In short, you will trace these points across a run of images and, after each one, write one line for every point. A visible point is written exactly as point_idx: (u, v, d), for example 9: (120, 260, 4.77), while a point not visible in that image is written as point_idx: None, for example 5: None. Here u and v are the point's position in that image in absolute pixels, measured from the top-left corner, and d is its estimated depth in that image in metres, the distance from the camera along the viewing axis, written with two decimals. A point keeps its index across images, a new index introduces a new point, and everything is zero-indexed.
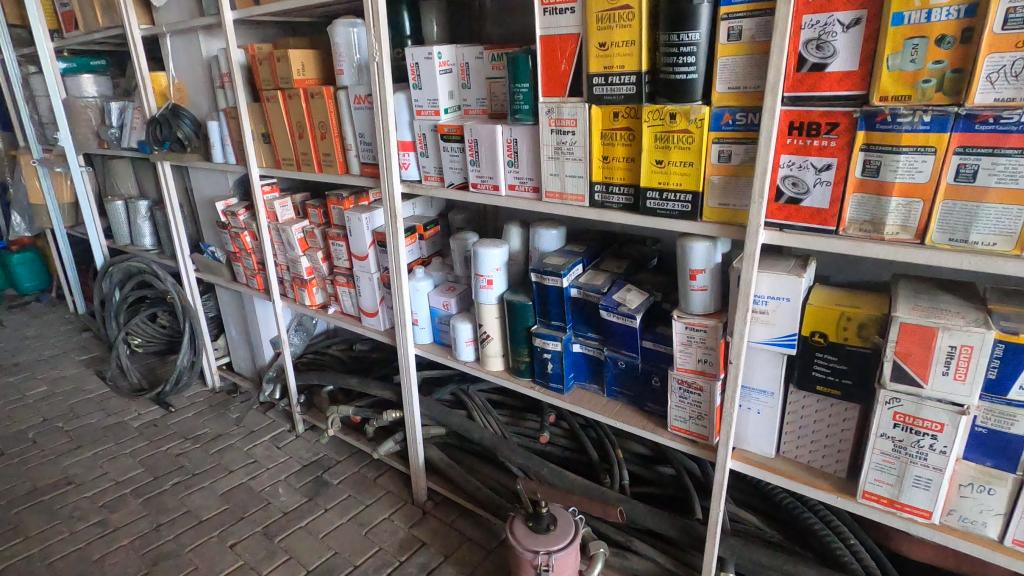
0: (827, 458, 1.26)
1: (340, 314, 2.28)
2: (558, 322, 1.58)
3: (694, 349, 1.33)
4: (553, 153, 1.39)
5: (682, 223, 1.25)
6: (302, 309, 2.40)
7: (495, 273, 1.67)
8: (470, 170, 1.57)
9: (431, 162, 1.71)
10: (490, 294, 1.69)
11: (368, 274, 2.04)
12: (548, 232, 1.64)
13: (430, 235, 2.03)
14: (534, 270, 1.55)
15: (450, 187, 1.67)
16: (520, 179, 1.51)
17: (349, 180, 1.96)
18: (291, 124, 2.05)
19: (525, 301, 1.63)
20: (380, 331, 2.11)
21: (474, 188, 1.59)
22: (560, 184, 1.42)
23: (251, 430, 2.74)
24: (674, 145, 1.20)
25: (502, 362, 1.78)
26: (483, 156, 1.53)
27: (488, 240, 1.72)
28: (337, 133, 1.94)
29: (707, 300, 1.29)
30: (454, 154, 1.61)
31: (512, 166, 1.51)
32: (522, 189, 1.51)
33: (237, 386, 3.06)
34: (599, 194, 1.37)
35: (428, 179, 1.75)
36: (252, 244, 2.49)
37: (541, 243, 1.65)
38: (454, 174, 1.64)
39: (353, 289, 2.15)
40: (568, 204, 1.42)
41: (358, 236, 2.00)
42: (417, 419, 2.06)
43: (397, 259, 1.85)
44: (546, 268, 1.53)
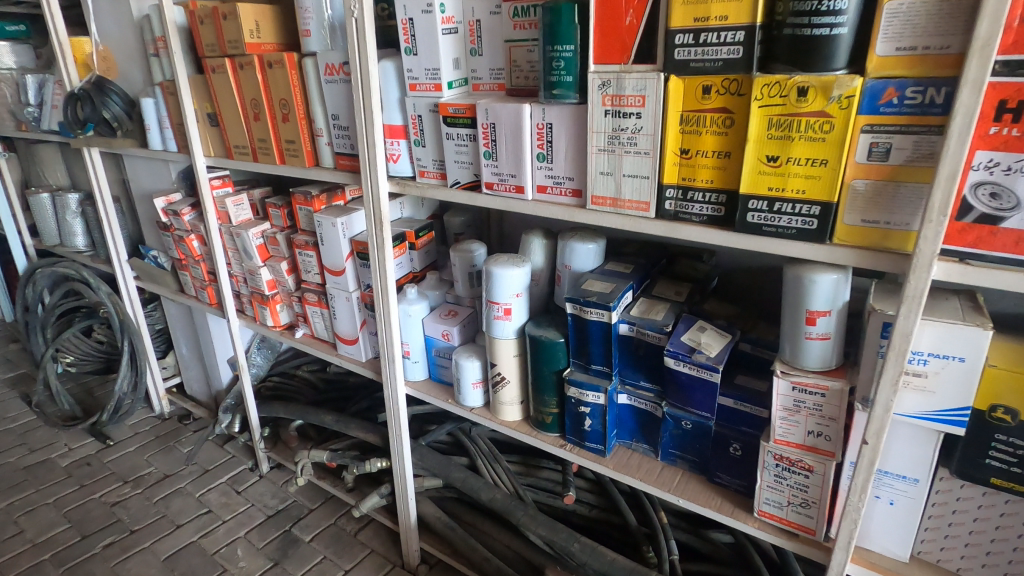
0: (989, 567, 0.93)
1: (311, 338, 1.86)
2: (601, 367, 1.20)
3: (803, 417, 0.97)
4: (607, 144, 1.01)
5: (801, 246, 0.88)
6: (263, 330, 1.97)
7: (516, 299, 1.28)
8: (484, 165, 1.18)
9: (429, 153, 1.30)
10: (508, 326, 1.30)
11: (345, 293, 1.63)
12: (584, 247, 1.27)
13: (423, 244, 1.64)
14: (569, 298, 1.16)
15: (455, 188, 1.27)
16: (554, 179, 1.11)
17: (319, 174, 1.54)
18: (244, 102, 1.61)
19: (555, 337, 1.24)
20: (360, 361, 1.70)
21: (489, 189, 1.20)
22: (613, 187, 1.03)
23: (205, 469, 2.31)
24: (798, 135, 0.83)
25: (520, 410, 1.40)
26: (503, 147, 1.13)
27: (503, 254, 1.33)
28: (304, 115, 1.51)
29: (828, 352, 0.93)
30: (462, 143, 1.21)
31: (543, 161, 1.11)
32: (556, 191, 1.12)
33: (190, 413, 2.61)
34: (671, 203, 0.99)
35: (425, 175, 1.34)
36: (200, 249, 2.04)
37: (574, 260, 1.28)
38: (461, 171, 1.24)
39: (326, 309, 1.73)
40: (625, 214, 1.04)
41: (332, 246, 1.59)
42: (409, 471, 1.67)
43: (384, 279, 1.45)
44: (588, 297, 1.15)
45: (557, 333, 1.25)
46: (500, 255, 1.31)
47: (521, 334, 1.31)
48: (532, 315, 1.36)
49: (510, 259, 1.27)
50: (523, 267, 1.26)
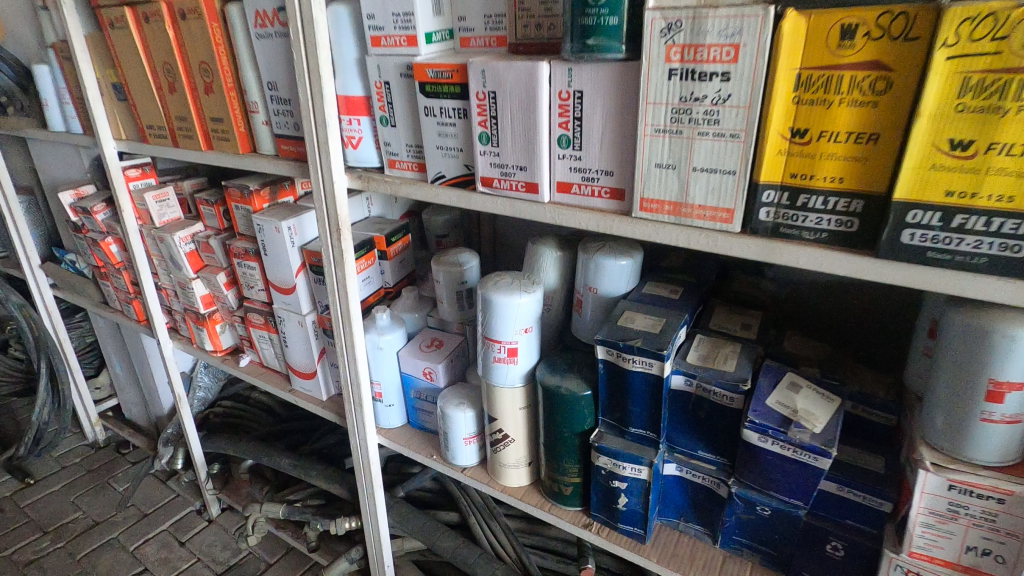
0: None
1: (259, 367, 1.50)
2: (644, 431, 0.88)
3: (962, 528, 0.66)
4: (670, 122, 0.67)
5: (991, 283, 0.56)
6: (201, 354, 1.60)
7: (524, 336, 0.94)
8: (479, 153, 0.83)
9: (401, 135, 0.95)
10: (512, 372, 0.96)
11: (297, 317, 1.27)
12: (615, 263, 0.94)
13: (397, 252, 1.29)
14: (601, 340, 0.83)
15: (439, 184, 0.91)
16: (583, 174, 0.77)
17: (256, 163, 1.16)
18: (156, 68, 1.23)
19: (579, 388, 0.91)
20: (320, 399, 1.35)
21: (487, 187, 0.85)
22: (677, 186, 0.69)
23: (142, 514, 1.95)
24: (1014, 106, 0.50)
25: (527, 473, 1.07)
26: (509, 127, 0.79)
27: (504, 271, 0.98)
28: (232, 84, 1.13)
29: (1014, 441, 0.61)
30: (447, 120, 0.86)
31: (566, 147, 0.77)
32: (585, 190, 0.78)
33: (127, 441, 2.23)
34: (769, 212, 0.65)
35: (397, 166, 0.98)
36: (120, 255, 1.65)
37: (601, 282, 0.95)
38: (446, 161, 0.89)
39: (275, 334, 1.37)
40: (692, 227, 0.70)
41: (278, 257, 1.22)
42: (385, 536, 1.34)
43: (346, 303, 1.10)
44: (629, 340, 0.81)
45: (580, 382, 0.92)
46: (500, 274, 0.97)
47: (529, 380, 0.98)
48: (543, 351, 1.03)
49: (515, 282, 0.93)
50: (533, 292, 0.92)
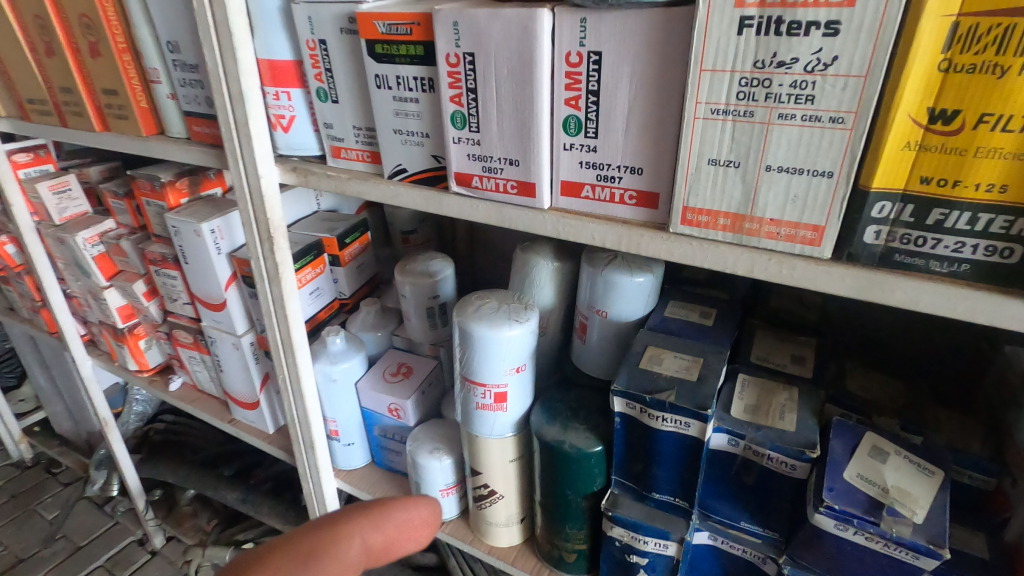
0: None
1: (194, 390, 1.26)
2: (672, 498, 0.69)
3: None
4: (738, 99, 0.45)
5: None
6: (125, 374, 1.35)
7: (516, 377, 0.73)
8: (453, 141, 0.60)
9: (346, 113, 0.71)
10: (501, 420, 0.75)
11: (231, 338, 1.03)
12: (630, 281, 0.73)
13: (353, 255, 1.05)
14: (619, 391, 0.63)
15: (399, 180, 0.68)
16: (600, 172, 0.55)
17: (163, 148, 0.90)
18: (25, 24, 0.94)
19: (588, 443, 0.71)
20: (266, 432, 1.13)
21: (465, 187, 0.63)
22: (742, 192, 0.48)
23: (75, 548, 1.70)
24: None
25: (519, 531, 0.88)
26: (495, 104, 0.56)
27: (486, 290, 0.77)
28: (124, 44, 0.86)
29: None
30: (407, 94, 0.62)
31: (575, 133, 0.55)
32: (602, 193, 0.56)
33: (57, 462, 1.97)
34: (879, 232, 0.45)
35: (342, 155, 0.74)
36: (19, 258, 1.37)
37: (613, 304, 0.75)
38: (407, 150, 0.66)
39: (207, 355, 1.13)
40: (759, 249, 0.50)
41: (201, 266, 0.98)
42: None
43: (287, 329, 0.87)
44: (659, 394, 0.61)
45: (588, 435, 0.72)
46: (482, 295, 0.75)
47: (521, 428, 0.78)
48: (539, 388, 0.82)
49: (503, 309, 0.71)
50: (527, 322, 0.71)
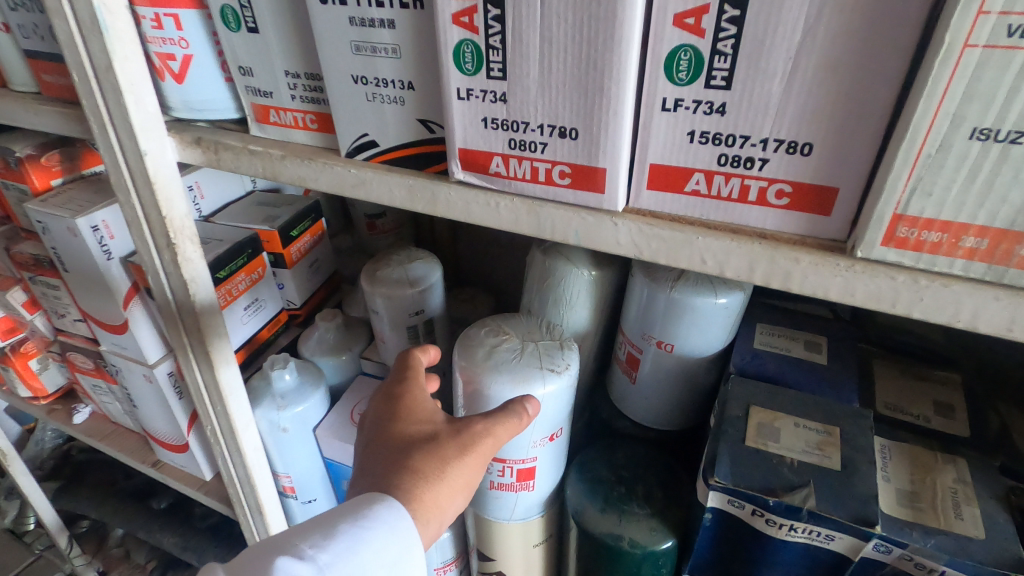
0: None
1: (108, 422, 0.99)
2: None
3: None
4: None
5: None
6: (14, 401, 1.06)
7: (546, 449, 0.50)
8: (458, 95, 0.35)
9: (271, 49, 0.44)
10: (524, 502, 0.53)
11: (140, 369, 0.76)
12: (710, 303, 0.50)
13: (303, 251, 0.79)
14: (722, 488, 0.41)
15: (364, 160, 0.43)
16: (726, 150, 0.31)
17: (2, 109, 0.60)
18: None
19: (653, 538, 0.49)
20: (203, 479, 0.88)
21: (478, 173, 0.38)
22: None
23: None
24: None
25: None
26: (539, 26, 0.31)
27: (499, 320, 0.53)
28: None
29: None
30: (372, 11, 0.36)
31: (688, 77, 0.30)
32: (725, 187, 0.32)
33: None
34: None
35: (272, 118, 0.47)
36: None
37: (682, 335, 0.52)
38: (377, 110, 0.40)
39: (115, 385, 0.86)
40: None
41: (85, 276, 0.70)
42: None
43: (209, 368, 0.62)
44: (785, 495, 0.39)
45: (654, 525, 0.50)
46: (495, 329, 0.52)
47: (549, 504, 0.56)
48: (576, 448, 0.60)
49: (528, 354, 0.49)
50: (566, 373, 0.48)
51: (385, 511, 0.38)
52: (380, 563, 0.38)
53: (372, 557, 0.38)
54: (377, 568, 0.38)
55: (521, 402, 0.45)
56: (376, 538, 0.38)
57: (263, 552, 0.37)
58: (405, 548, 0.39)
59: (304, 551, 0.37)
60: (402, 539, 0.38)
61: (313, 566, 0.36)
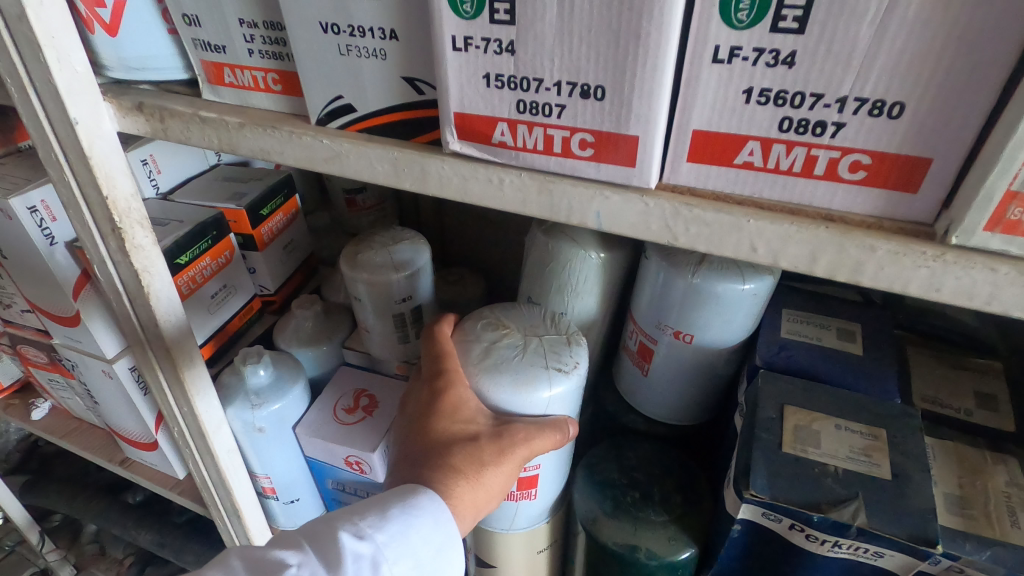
0: None
1: (70, 418, 0.92)
2: None
3: None
4: None
5: None
6: None
7: (550, 458, 0.45)
8: (454, 45, 0.28)
9: None
10: (524, 511, 0.48)
11: (98, 364, 0.69)
12: (735, 290, 0.44)
13: (276, 231, 0.72)
14: (758, 501, 0.36)
15: (339, 128, 0.36)
16: (790, 113, 0.25)
17: None
18: None
19: (671, 548, 0.45)
20: (176, 478, 0.82)
21: (479, 144, 0.31)
22: None
23: None
24: None
25: None
26: None
27: (498, 311, 0.47)
28: None
29: None
30: None
31: (750, 17, 0.24)
32: (787, 158, 0.26)
33: None
34: None
35: (227, 78, 0.39)
36: None
37: (703, 324, 0.46)
38: (352, 66, 0.33)
39: (73, 379, 0.78)
40: None
41: (27, 263, 0.62)
42: None
43: (172, 368, 0.55)
44: (831, 509, 0.35)
45: (672, 533, 0.46)
46: (493, 322, 0.46)
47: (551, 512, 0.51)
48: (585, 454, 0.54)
49: (532, 352, 0.43)
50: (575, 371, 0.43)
51: (431, 501, 0.37)
52: (429, 550, 0.36)
53: (422, 544, 0.36)
54: (427, 555, 0.36)
55: (564, 423, 0.43)
56: (428, 522, 0.36)
57: (322, 527, 0.35)
58: (452, 536, 0.37)
59: (360, 530, 0.35)
60: (451, 532, 0.37)
61: (371, 545, 0.34)
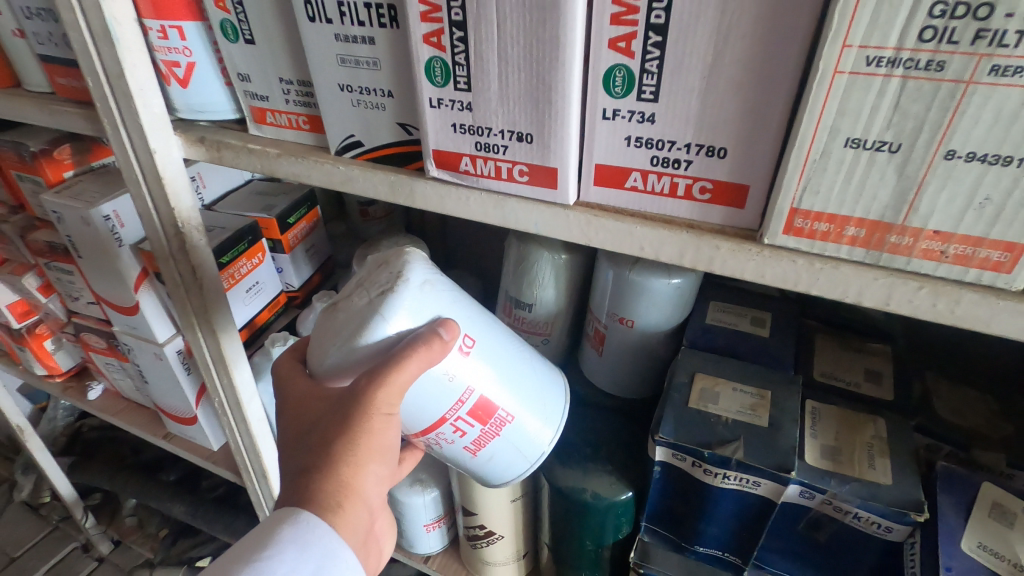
0: None
1: (120, 399, 1.05)
2: (720, 552, 0.55)
3: None
4: (919, 41, 0.27)
5: None
6: (31, 380, 1.12)
7: (472, 373, 0.45)
8: (431, 103, 0.40)
9: (266, 59, 0.49)
10: (518, 438, 0.50)
11: (151, 347, 0.82)
12: (663, 285, 0.56)
13: (300, 237, 0.85)
14: (666, 442, 0.47)
15: (351, 158, 0.48)
16: (656, 153, 0.37)
17: (16, 109, 0.65)
18: None
19: (613, 491, 0.56)
20: (211, 449, 0.95)
21: (450, 171, 0.43)
22: (898, 189, 0.31)
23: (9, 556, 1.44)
24: None
25: (520, 568, 0.74)
26: (495, 47, 0.36)
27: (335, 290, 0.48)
28: None
29: None
30: (355, 30, 0.41)
31: (621, 89, 0.35)
32: (657, 183, 0.38)
33: None
34: None
35: (268, 119, 0.52)
36: None
37: (639, 312, 0.58)
38: (362, 114, 0.45)
39: (127, 362, 0.92)
40: (904, 272, 0.33)
41: (97, 262, 0.75)
42: None
43: (216, 346, 0.68)
44: (717, 447, 0.46)
45: (614, 479, 0.57)
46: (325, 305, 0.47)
47: (561, 414, 0.54)
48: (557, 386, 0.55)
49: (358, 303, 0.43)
50: (412, 290, 0.43)
51: (290, 531, 0.42)
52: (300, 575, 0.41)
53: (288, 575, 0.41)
54: None
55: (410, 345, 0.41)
56: (288, 556, 0.41)
57: None
58: (318, 553, 0.41)
59: None
60: (326, 546, 0.42)
61: None
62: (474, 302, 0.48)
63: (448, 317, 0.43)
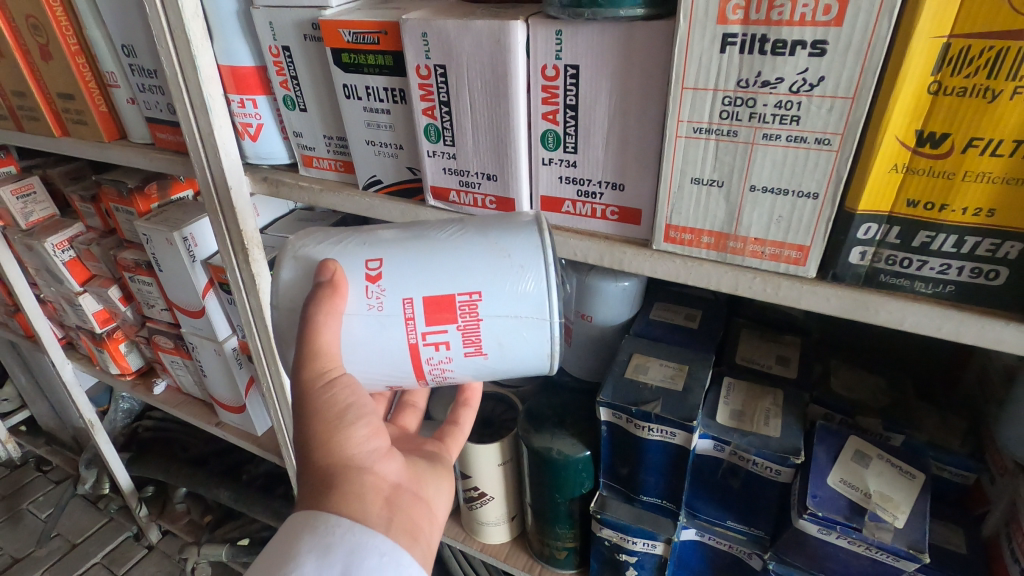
0: None
1: (179, 394, 1.24)
2: (659, 500, 0.70)
3: None
4: (721, 118, 0.43)
5: None
6: (105, 379, 1.32)
7: (393, 292, 0.49)
8: (427, 152, 0.58)
9: (314, 120, 0.67)
10: (499, 307, 0.48)
11: (212, 344, 1.01)
12: (614, 287, 0.71)
13: None
14: (605, 402, 0.62)
15: (374, 191, 0.66)
16: (581, 187, 0.54)
17: (123, 156, 0.85)
18: None
19: (575, 449, 0.71)
20: (256, 434, 1.12)
21: (442, 201, 0.61)
22: (726, 209, 0.47)
23: (71, 543, 1.61)
24: None
25: (509, 530, 0.89)
26: (468, 118, 0.54)
27: None
28: (77, 47, 0.80)
29: None
30: (377, 103, 0.59)
31: (553, 146, 0.52)
32: (582, 207, 0.55)
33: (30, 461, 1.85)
34: (865, 253, 0.44)
35: (314, 164, 0.71)
36: None
37: (596, 309, 0.73)
38: (382, 161, 0.63)
39: (189, 359, 1.10)
40: (743, 267, 0.48)
41: (174, 274, 0.94)
42: None
43: (266, 338, 0.85)
44: (642, 405, 0.61)
45: (576, 441, 0.72)
46: None
47: (541, 260, 0.48)
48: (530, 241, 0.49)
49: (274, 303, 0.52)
50: (291, 265, 0.51)
51: (308, 542, 0.44)
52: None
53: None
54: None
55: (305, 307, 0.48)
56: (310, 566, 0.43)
57: None
58: (342, 553, 0.43)
59: None
60: (348, 544, 0.44)
61: None
62: (368, 233, 0.52)
63: (325, 261, 0.50)
